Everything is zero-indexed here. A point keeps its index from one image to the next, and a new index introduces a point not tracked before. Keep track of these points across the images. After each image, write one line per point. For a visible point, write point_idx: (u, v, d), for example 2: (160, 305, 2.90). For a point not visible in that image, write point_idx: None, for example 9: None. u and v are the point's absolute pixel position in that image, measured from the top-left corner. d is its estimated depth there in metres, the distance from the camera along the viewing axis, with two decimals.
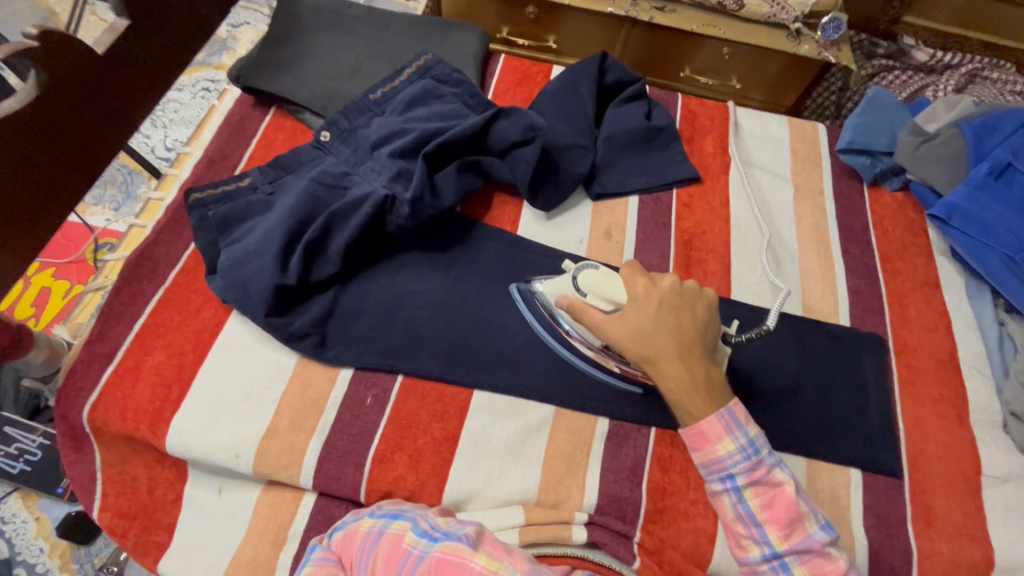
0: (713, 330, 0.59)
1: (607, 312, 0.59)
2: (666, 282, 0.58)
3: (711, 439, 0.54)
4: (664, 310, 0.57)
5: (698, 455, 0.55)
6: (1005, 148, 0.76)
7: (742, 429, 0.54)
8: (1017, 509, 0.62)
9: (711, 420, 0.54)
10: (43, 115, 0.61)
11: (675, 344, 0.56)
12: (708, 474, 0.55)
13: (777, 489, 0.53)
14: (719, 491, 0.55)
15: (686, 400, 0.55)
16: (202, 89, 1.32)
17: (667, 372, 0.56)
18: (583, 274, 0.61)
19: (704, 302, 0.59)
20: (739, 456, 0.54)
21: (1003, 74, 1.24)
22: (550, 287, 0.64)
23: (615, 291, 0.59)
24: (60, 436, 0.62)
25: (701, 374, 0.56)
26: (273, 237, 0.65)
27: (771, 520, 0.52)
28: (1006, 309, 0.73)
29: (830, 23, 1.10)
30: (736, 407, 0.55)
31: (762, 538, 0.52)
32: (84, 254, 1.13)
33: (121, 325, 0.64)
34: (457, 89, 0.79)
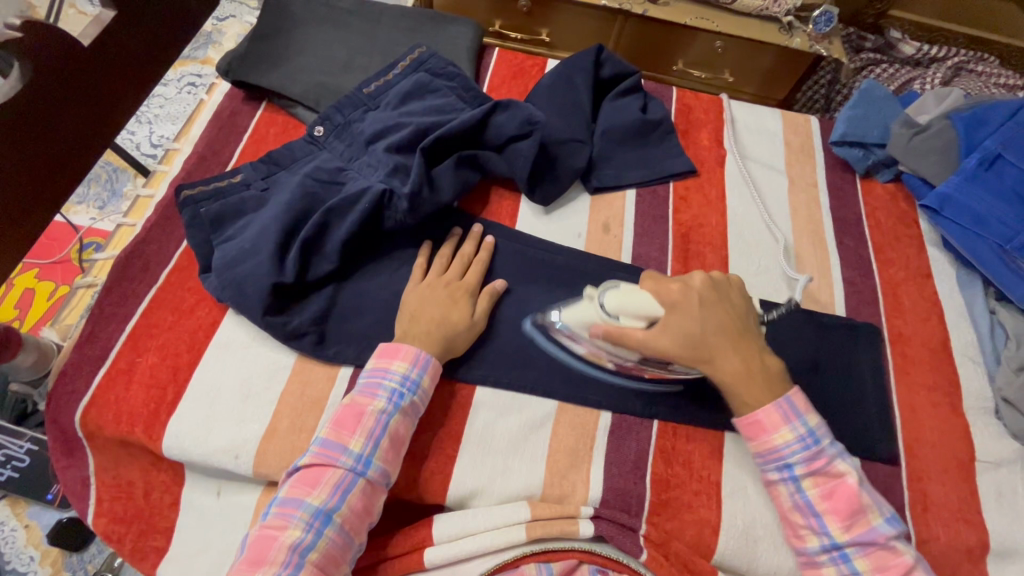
0: (750, 314, 0.62)
1: (646, 329, 0.58)
2: (695, 280, 0.61)
3: (768, 428, 0.57)
4: (705, 306, 0.59)
5: (754, 443, 0.57)
6: (994, 138, 0.77)
7: (802, 418, 0.57)
8: (1009, 492, 0.63)
9: (769, 409, 0.57)
10: (28, 110, 0.59)
11: (725, 339, 0.58)
12: (765, 463, 0.57)
13: (837, 480, 0.55)
14: (776, 480, 0.57)
15: (746, 390, 0.57)
16: (187, 84, 1.30)
17: (724, 367, 0.58)
18: (607, 299, 0.59)
19: (736, 288, 0.62)
20: (797, 445, 0.56)
21: (987, 67, 1.26)
22: (571, 316, 0.61)
23: (649, 306, 0.58)
24: (52, 441, 0.60)
25: (754, 362, 0.58)
26: (269, 234, 0.64)
27: (831, 510, 0.54)
28: (997, 297, 0.74)
29: (821, 16, 1.11)
30: (796, 396, 0.58)
31: (822, 528, 0.54)
32: (68, 254, 1.10)
33: (113, 326, 0.63)
34: (452, 82, 0.78)
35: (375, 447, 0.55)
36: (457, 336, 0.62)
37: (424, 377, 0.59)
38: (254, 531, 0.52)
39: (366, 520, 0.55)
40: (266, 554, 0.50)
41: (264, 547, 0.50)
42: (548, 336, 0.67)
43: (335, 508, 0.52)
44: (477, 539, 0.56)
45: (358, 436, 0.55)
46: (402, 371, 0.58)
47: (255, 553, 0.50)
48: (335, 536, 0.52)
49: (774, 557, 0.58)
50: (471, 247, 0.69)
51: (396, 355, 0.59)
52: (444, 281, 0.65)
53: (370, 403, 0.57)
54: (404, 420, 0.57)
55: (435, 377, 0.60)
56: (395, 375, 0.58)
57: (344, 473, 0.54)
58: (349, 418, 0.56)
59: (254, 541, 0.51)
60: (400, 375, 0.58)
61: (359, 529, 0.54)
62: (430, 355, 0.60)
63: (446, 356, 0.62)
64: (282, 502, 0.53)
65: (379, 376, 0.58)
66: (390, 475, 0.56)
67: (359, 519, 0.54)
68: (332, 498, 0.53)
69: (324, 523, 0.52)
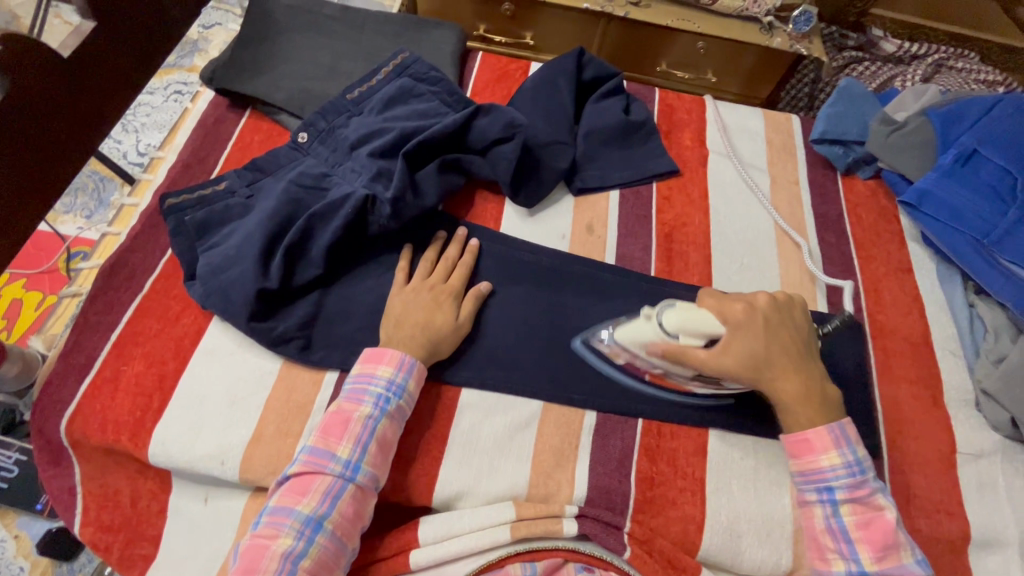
0: (812, 337, 0.62)
1: (704, 346, 0.59)
2: (761, 300, 0.61)
3: (817, 449, 0.57)
4: (769, 328, 0.59)
5: (799, 462, 0.58)
6: (970, 134, 0.79)
7: (851, 446, 0.57)
8: (990, 484, 0.64)
9: (820, 431, 0.57)
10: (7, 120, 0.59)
11: (787, 360, 0.59)
12: (805, 483, 0.57)
13: (876, 512, 0.55)
14: (813, 500, 0.57)
15: (802, 413, 0.58)
16: (173, 92, 1.30)
17: (783, 389, 0.58)
18: (667, 316, 0.59)
19: (799, 309, 0.62)
20: (843, 470, 0.56)
21: (967, 63, 1.28)
22: (627, 333, 0.62)
23: (710, 325, 0.58)
24: (38, 451, 0.60)
25: (815, 386, 0.59)
26: (253, 241, 0.64)
27: (865, 538, 0.54)
28: (976, 291, 0.75)
29: (801, 16, 1.13)
30: (848, 425, 0.58)
31: (851, 554, 0.54)
32: (56, 264, 1.10)
33: (98, 335, 0.63)
34: (435, 87, 0.79)
35: (363, 453, 0.55)
36: (442, 339, 0.62)
37: (410, 381, 0.59)
38: (245, 540, 0.52)
39: (359, 524, 0.55)
40: (258, 563, 0.50)
41: (256, 557, 0.50)
42: (533, 336, 0.67)
43: (326, 514, 0.53)
44: (463, 540, 0.57)
45: (346, 442, 0.55)
46: (387, 375, 0.59)
47: (248, 563, 0.50)
48: (328, 542, 0.52)
49: (759, 552, 0.58)
50: (456, 250, 0.70)
51: (380, 360, 0.59)
52: (428, 285, 0.65)
53: (356, 409, 0.57)
54: (391, 424, 0.58)
55: (420, 380, 0.60)
56: (380, 380, 0.58)
57: (333, 480, 0.54)
58: (336, 424, 0.57)
59: (245, 550, 0.51)
60: (385, 380, 0.59)
61: (351, 534, 0.54)
62: (415, 358, 0.60)
63: (431, 361, 0.62)
64: (273, 510, 0.53)
65: (364, 382, 0.59)
66: (379, 478, 0.56)
67: (351, 523, 0.54)
68: (322, 505, 0.53)
69: (315, 530, 0.52)
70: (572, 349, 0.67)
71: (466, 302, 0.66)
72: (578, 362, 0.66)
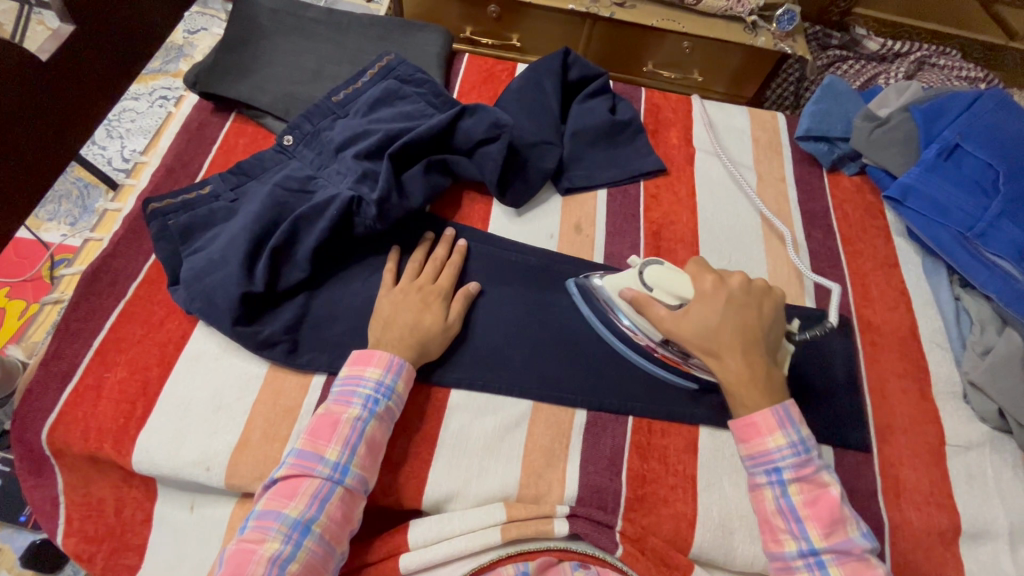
0: (778, 328, 0.61)
1: (671, 307, 0.62)
2: (733, 281, 0.61)
3: (762, 432, 0.56)
4: (732, 306, 0.60)
5: (746, 446, 0.57)
6: (952, 129, 0.79)
7: (795, 427, 0.56)
8: (980, 475, 0.64)
9: (765, 413, 0.56)
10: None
11: (739, 340, 0.58)
12: (753, 467, 0.56)
13: (822, 489, 0.54)
14: (762, 483, 0.55)
15: (743, 393, 0.57)
16: (159, 97, 1.29)
17: (727, 367, 0.58)
18: (648, 270, 0.63)
19: (772, 300, 0.61)
20: (788, 450, 0.55)
21: (950, 60, 1.30)
22: (612, 280, 0.66)
23: (681, 286, 0.61)
24: (19, 461, 0.59)
25: (760, 370, 0.58)
26: (237, 244, 0.64)
27: (813, 517, 0.53)
28: (962, 284, 0.76)
29: (784, 15, 1.13)
30: (792, 407, 0.57)
31: (801, 533, 0.53)
32: (39, 272, 1.09)
33: (80, 341, 0.62)
34: (422, 88, 0.79)
35: (352, 455, 0.55)
36: (430, 340, 0.62)
37: (398, 382, 0.59)
38: (231, 545, 0.51)
39: (346, 527, 0.54)
40: (244, 567, 0.49)
41: (242, 561, 0.49)
42: (521, 336, 0.67)
43: (314, 518, 0.52)
44: (453, 543, 0.56)
45: (334, 444, 0.55)
46: (376, 377, 0.58)
47: (233, 568, 0.49)
48: (315, 546, 0.51)
49: (751, 548, 0.58)
50: (444, 250, 0.69)
51: (369, 362, 0.59)
52: (416, 286, 0.65)
53: (345, 411, 0.57)
54: (380, 425, 0.57)
55: (409, 381, 0.60)
56: (369, 382, 0.58)
57: (321, 483, 0.53)
58: (325, 427, 0.56)
59: (231, 555, 0.50)
60: (374, 382, 0.58)
61: (339, 537, 0.53)
62: (404, 360, 0.60)
63: (421, 362, 0.62)
64: (260, 515, 0.52)
65: (353, 383, 0.58)
66: (368, 481, 0.56)
67: (339, 527, 0.53)
68: (310, 509, 0.52)
69: (302, 533, 0.51)
70: (562, 348, 0.67)
71: (455, 302, 0.65)
72: (568, 361, 0.66)
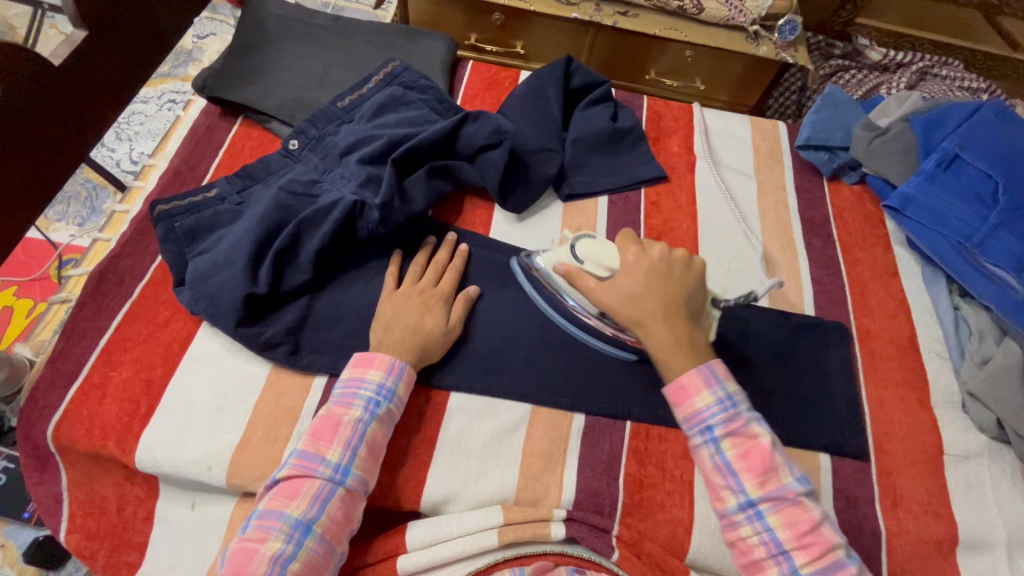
0: (700, 292, 0.63)
1: (602, 279, 0.63)
2: (654, 252, 0.63)
3: (691, 393, 0.57)
4: (654, 274, 0.62)
5: (679, 410, 0.57)
6: (951, 139, 0.80)
7: (721, 383, 0.57)
8: (977, 485, 0.65)
9: (691, 374, 0.57)
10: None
11: (662, 307, 0.60)
12: (689, 430, 0.57)
13: (753, 440, 0.55)
14: (698, 444, 0.56)
15: (670, 358, 0.59)
16: (167, 101, 1.31)
17: (654, 335, 0.59)
18: (580, 244, 0.65)
19: (696, 273, 0.63)
20: (717, 408, 0.56)
21: (952, 71, 1.31)
22: (548, 256, 0.67)
23: (610, 258, 0.63)
24: (24, 458, 0.60)
25: (684, 335, 0.59)
26: (242, 247, 0.64)
27: (746, 469, 0.53)
28: (961, 293, 0.76)
29: (785, 25, 1.14)
30: (717, 364, 0.58)
31: (738, 487, 0.53)
32: (47, 271, 1.10)
33: (86, 340, 0.63)
34: (425, 95, 0.80)
35: (353, 456, 0.55)
36: (431, 343, 0.63)
37: (399, 385, 0.60)
38: (234, 544, 0.51)
39: (348, 527, 0.55)
40: (247, 566, 0.49)
41: (244, 560, 0.50)
42: (520, 341, 0.67)
43: (315, 518, 0.52)
44: (450, 545, 0.57)
45: (335, 445, 0.55)
46: (378, 379, 0.59)
47: (236, 566, 0.49)
48: (316, 546, 0.52)
49: None
50: (446, 254, 0.70)
51: (371, 365, 0.60)
52: (418, 289, 0.66)
53: (346, 413, 0.57)
54: (381, 427, 0.58)
55: (410, 384, 0.61)
56: (371, 384, 0.59)
57: (322, 484, 0.54)
58: (327, 428, 0.56)
59: (234, 554, 0.50)
60: (376, 384, 0.59)
61: (340, 537, 0.54)
62: (405, 363, 0.61)
63: (421, 365, 0.63)
64: (262, 514, 0.53)
65: (354, 386, 0.59)
66: (368, 482, 0.56)
67: (340, 527, 0.54)
68: (312, 509, 0.53)
69: (304, 533, 0.51)
70: (560, 353, 0.67)
71: (457, 307, 0.66)
72: (567, 366, 0.66)
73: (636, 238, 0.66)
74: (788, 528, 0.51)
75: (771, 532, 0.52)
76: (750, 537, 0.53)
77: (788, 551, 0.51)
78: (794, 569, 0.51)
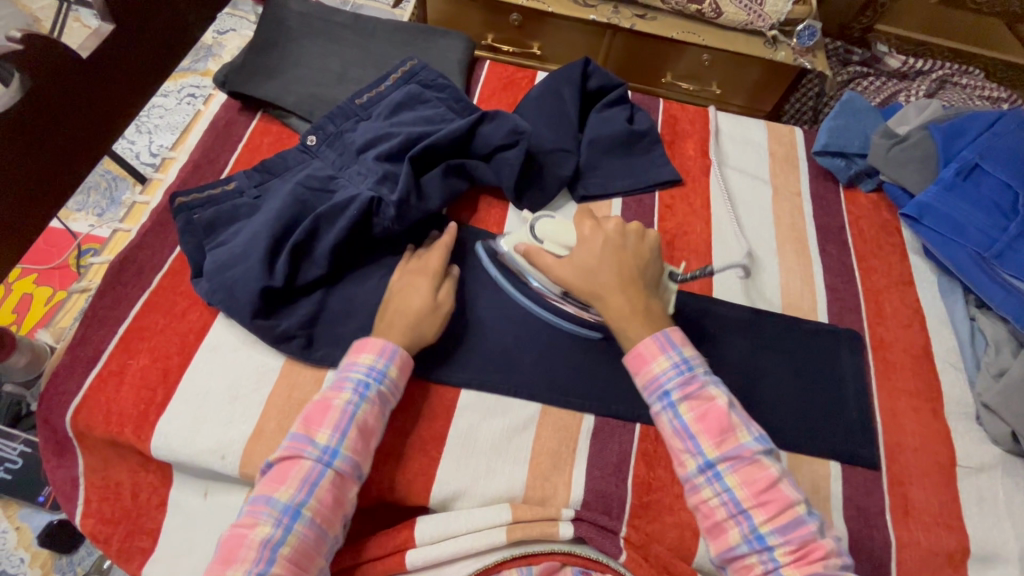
0: (654, 263, 0.65)
1: (560, 256, 0.66)
2: (609, 224, 0.66)
3: (648, 359, 0.58)
4: (607, 248, 0.64)
5: (638, 378, 0.59)
6: (971, 149, 0.79)
7: (677, 348, 0.59)
8: (991, 498, 0.64)
9: (647, 341, 0.59)
10: (11, 121, 0.59)
11: (617, 277, 0.62)
12: (648, 397, 0.58)
13: (710, 402, 0.56)
14: (658, 411, 0.57)
15: (627, 326, 0.60)
16: (187, 95, 1.33)
17: (611, 305, 0.61)
18: (540, 224, 0.68)
19: (642, 237, 0.66)
20: (673, 371, 0.57)
21: (972, 79, 1.30)
22: (509, 240, 0.69)
23: (569, 236, 0.66)
24: (43, 442, 0.61)
25: (640, 303, 0.61)
26: (260, 240, 0.65)
27: (703, 430, 0.55)
28: (977, 305, 0.76)
29: (805, 30, 1.14)
30: (672, 331, 0.60)
31: (696, 450, 0.55)
32: (67, 260, 1.12)
33: (106, 328, 0.64)
34: (443, 94, 0.80)
35: (342, 438, 0.55)
36: (423, 324, 0.63)
37: (390, 368, 0.60)
38: (227, 529, 0.52)
39: (340, 512, 0.54)
40: (238, 551, 0.50)
41: (236, 545, 0.51)
42: (532, 340, 0.68)
43: (304, 502, 0.52)
44: (458, 541, 0.57)
45: (325, 428, 0.56)
46: (368, 362, 0.59)
47: (229, 551, 0.51)
48: (306, 529, 0.52)
49: None
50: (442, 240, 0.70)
51: (362, 350, 0.60)
52: (407, 270, 0.67)
53: (337, 397, 0.57)
54: (372, 410, 0.58)
55: (402, 369, 0.60)
56: (361, 367, 0.59)
57: (311, 467, 0.54)
58: (318, 412, 0.57)
59: (227, 539, 0.51)
60: (366, 367, 0.59)
61: (332, 521, 0.54)
62: (396, 346, 0.61)
63: (415, 349, 0.62)
64: (254, 500, 0.53)
65: (346, 371, 0.59)
66: (360, 466, 0.56)
67: (331, 511, 0.54)
68: (300, 492, 0.53)
69: (293, 517, 0.52)
70: (571, 354, 0.67)
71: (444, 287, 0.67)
72: (577, 366, 0.67)
73: (593, 214, 0.69)
74: (746, 487, 0.53)
75: (730, 492, 0.53)
76: (711, 499, 0.53)
77: (747, 510, 0.52)
78: (753, 528, 0.52)
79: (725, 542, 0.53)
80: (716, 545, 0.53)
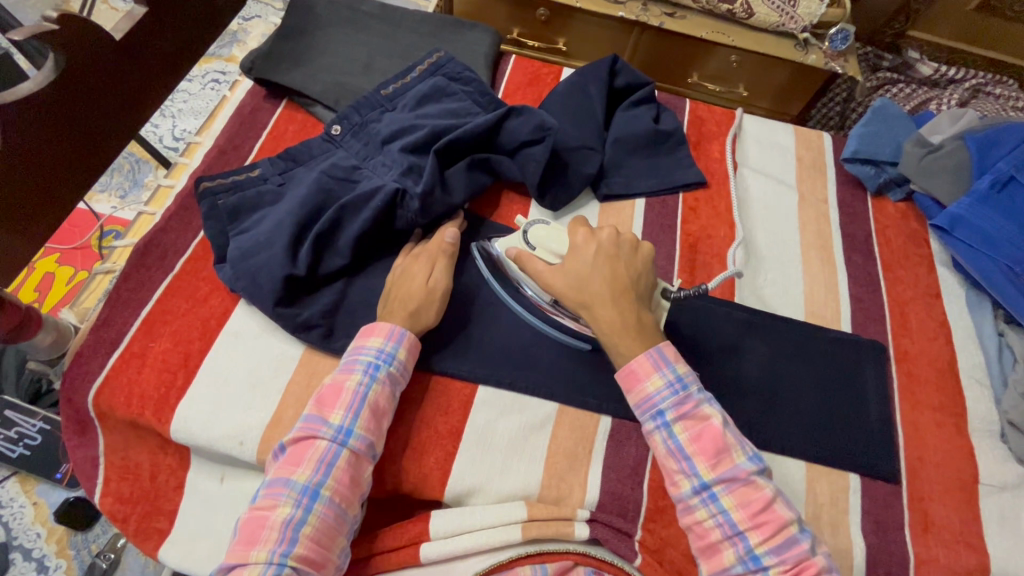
0: (648, 271, 0.64)
1: (551, 263, 0.64)
2: (603, 233, 0.64)
3: (641, 378, 0.58)
4: (600, 256, 0.62)
5: (631, 397, 0.58)
6: (1007, 161, 0.78)
7: (671, 365, 0.58)
8: (1013, 517, 0.63)
9: (641, 359, 0.58)
10: (45, 100, 0.60)
11: (609, 289, 0.61)
12: (641, 415, 0.58)
13: (705, 422, 0.55)
14: (651, 430, 0.57)
15: (618, 341, 0.59)
16: (211, 80, 1.33)
17: (601, 317, 0.60)
18: (533, 230, 0.67)
19: (635, 245, 0.64)
20: (667, 391, 0.56)
21: (1006, 89, 1.28)
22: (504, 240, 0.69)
23: (561, 244, 0.65)
24: (66, 421, 0.62)
25: (634, 317, 0.60)
26: (284, 228, 0.65)
27: (698, 451, 0.54)
28: (1005, 320, 0.74)
29: (837, 34, 1.12)
30: (665, 347, 0.59)
31: (691, 471, 0.54)
32: (89, 241, 1.13)
33: (129, 310, 0.64)
34: (469, 87, 0.80)
35: (356, 418, 0.55)
36: (422, 305, 0.62)
37: (400, 350, 0.60)
38: (246, 512, 0.52)
39: (357, 492, 0.55)
40: (259, 533, 0.50)
41: (256, 527, 0.51)
42: (551, 339, 0.67)
43: (321, 482, 0.53)
44: (472, 537, 0.57)
45: (338, 409, 0.56)
46: (378, 345, 0.59)
47: (248, 534, 0.51)
48: (326, 510, 0.52)
49: None
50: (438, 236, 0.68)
51: (372, 333, 0.60)
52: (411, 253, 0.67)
53: (348, 379, 0.58)
54: (384, 391, 0.58)
55: (412, 350, 0.61)
56: (371, 350, 0.59)
57: (326, 447, 0.54)
58: (330, 394, 0.57)
59: (246, 522, 0.52)
60: (376, 349, 0.59)
61: (351, 501, 0.54)
62: (405, 329, 0.61)
63: (417, 331, 0.62)
64: (270, 482, 0.53)
65: (356, 353, 0.59)
66: (375, 446, 0.56)
67: (350, 491, 0.54)
68: (317, 474, 0.53)
69: (312, 498, 0.52)
70: (590, 354, 0.67)
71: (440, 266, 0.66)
72: (595, 367, 0.66)
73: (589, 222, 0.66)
74: (742, 509, 0.52)
75: (725, 514, 0.52)
76: (706, 520, 0.53)
77: (743, 531, 0.52)
78: (749, 549, 0.51)
79: (718, 563, 0.52)
80: (710, 565, 0.53)
